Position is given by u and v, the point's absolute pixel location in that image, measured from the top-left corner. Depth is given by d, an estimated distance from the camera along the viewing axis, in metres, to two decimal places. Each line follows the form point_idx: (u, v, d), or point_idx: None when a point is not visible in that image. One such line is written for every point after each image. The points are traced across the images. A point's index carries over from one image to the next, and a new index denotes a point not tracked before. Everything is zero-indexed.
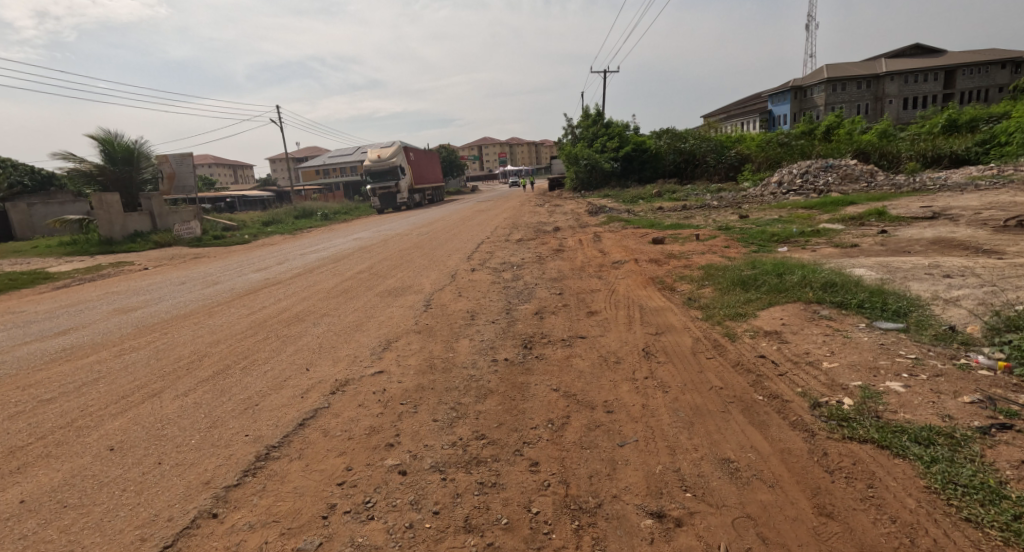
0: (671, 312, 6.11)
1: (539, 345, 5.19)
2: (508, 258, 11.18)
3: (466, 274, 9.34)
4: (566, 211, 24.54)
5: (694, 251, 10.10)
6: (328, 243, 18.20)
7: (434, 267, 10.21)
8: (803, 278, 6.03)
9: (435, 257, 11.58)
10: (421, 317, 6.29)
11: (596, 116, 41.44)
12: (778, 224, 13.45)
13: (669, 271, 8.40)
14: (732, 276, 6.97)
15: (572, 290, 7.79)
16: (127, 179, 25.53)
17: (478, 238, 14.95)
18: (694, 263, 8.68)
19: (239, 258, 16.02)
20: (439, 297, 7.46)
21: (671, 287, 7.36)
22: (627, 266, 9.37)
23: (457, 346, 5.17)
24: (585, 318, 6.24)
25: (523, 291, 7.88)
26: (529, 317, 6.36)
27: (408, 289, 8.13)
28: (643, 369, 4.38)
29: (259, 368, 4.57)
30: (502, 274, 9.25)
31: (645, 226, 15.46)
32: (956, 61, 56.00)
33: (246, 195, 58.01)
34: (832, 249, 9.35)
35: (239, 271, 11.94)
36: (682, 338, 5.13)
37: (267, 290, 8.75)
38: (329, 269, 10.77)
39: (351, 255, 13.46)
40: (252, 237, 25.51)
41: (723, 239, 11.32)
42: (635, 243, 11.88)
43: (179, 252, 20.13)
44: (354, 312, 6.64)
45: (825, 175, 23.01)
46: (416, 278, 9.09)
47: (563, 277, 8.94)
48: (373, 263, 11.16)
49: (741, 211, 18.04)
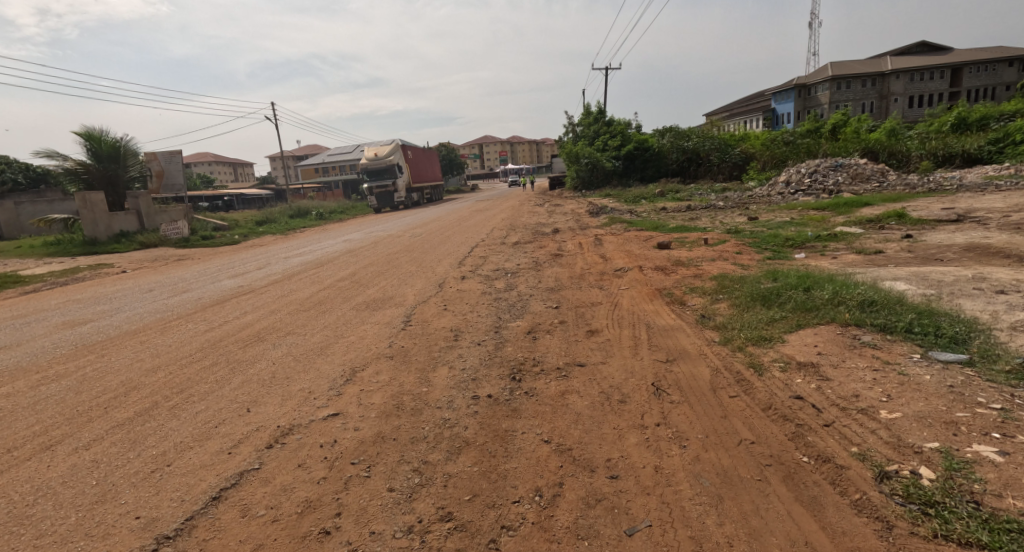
0: (683, 334, 5.34)
1: (528, 376, 4.41)
2: (503, 264, 10.40)
3: (455, 283, 8.55)
4: (566, 211, 23.71)
5: (703, 257, 9.34)
6: (317, 245, 17.42)
7: (421, 274, 9.43)
8: (835, 293, 5.24)
9: (424, 263, 10.79)
10: (397, 338, 5.51)
11: (597, 114, 40.69)
12: (790, 227, 12.71)
13: (677, 280, 7.63)
14: (751, 290, 6.19)
15: (569, 303, 7.02)
16: (114, 177, 24.78)
17: (473, 241, 14.18)
18: (705, 272, 7.91)
19: (222, 261, 15.25)
20: (421, 312, 6.67)
21: (681, 301, 6.58)
22: (631, 274, 8.59)
23: (433, 378, 4.39)
24: (584, 339, 5.45)
25: (515, 304, 7.10)
26: (520, 338, 5.58)
27: (388, 301, 7.35)
28: (653, 412, 3.61)
29: (189, 407, 3.79)
30: (495, 283, 8.48)
31: (649, 228, 14.71)
32: (962, 59, 55.14)
33: (243, 194, 57.21)
34: (854, 256, 8.62)
35: (215, 276, 11.15)
36: (699, 369, 4.35)
37: (236, 301, 7.97)
38: (309, 276, 9.97)
39: (337, 258, 12.64)
40: (242, 237, 24.77)
41: (733, 244, 10.58)
42: (639, 248, 11.11)
43: (163, 254, 19.41)
44: (323, 330, 5.87)
45: (835, 175, 22.24)
46: (399, 288, 8.30)
47: (561, 287, 8.15)
48: (357, 269, 10.40)
49: (749, 212, 17.26)
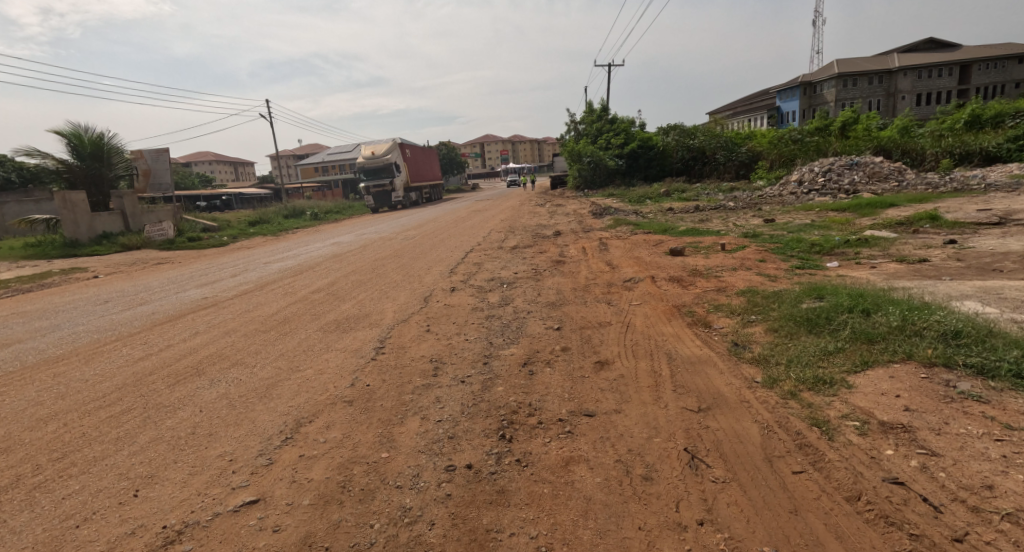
0: (713, 369, 4.35)
1: (522, 435, 3.41)
2: (499, 272, 9.43)
3: (443, 296, 7.55)
4: (568, 211, 22.76)
5: (722, 267, 8.33)
6: (304, 249, 16.37)
7: (406, 285, 8.43)
8: (903, 318, 4.21)
9: (412, 270, 9.80)
10: (363, 374, 4.48)
11: (601, 111, 39.65)
12: (811, 231, 11.71)
13: (697, 295, 6.63)
14: (790, 311, 5.17)
15: (573, 324, 5.99)
16: (98, 176, 23.84)
17: (468, 245, 13.20)
18: (729, 285, 6.93)
19: (201, 266, 14.28)
20: (399, 334, 5.67)
21: (706, 324, 5.58)
22: (643, 286, 7.57)
23: (398, 437, 3.37)
24: (592, 376, 4.44)
25: (511, 324, 6.09)
26: (513, 372, 4.56)
27: (363, 320, 6.34)
28: (693, 504, 2.62)
29: (56, 487, 2.77)
30: (489, 297, 7.51)
31: (659, 231, 13.72)
32: (971, 56, 54.07)
33: (240, 194, 56.26)
34: (895, 265, 7.62)
35: (182, 285, 10.11)
36: (743, 423, 3.36)
37: (193, 316, 6.95)
38: (283, 286, 8.96)
39: (320, 264, 11.66)
40: (230, 239, 23.84)
41: (754, 250, 9.58)
42: (649, 254, 10.15)
43: (144, 257, 18.54)
44: (277, 360, 4.88)
45: (851, 173, 21.21)
46: (379, 302, 7.29)
47: (564, 302, 7.13)
48: (338, 278, 9.40)
49: (764, 214, 16.30)
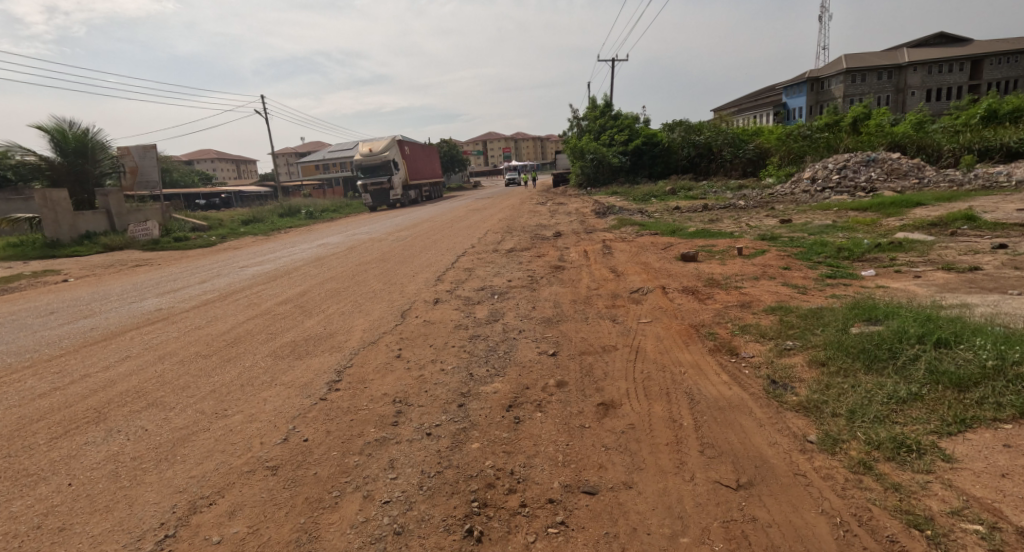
0: (748, 419, 3.38)
1: (498, 532, 2.48)
2: (491, 280, 8.51)
3: (423, 311, 6.61)
4: (570, 210, 21.82)
5: (741, 275, 7.39)
6: (288, 250, 15.42)
7: (385, 296, 7.52)
8: (1002, 357, 3.24)
9: (394, 277, 8.88)
10: (303, 422, 3.53)
11: (605, 106, 38.64)
12: (835, 232, 10.75)
13: (716, 311, 5.66)
14: (839, 337, 4.20)
15: (571, 348, 5.06)
16: (82, 174, 22.99)
17: (461, 248, 12.25)
18: (753, 298, 6.01)
19: (176, 269, 13.38)
20: (362, 363, 4.73)
21: (732, 350, 4.61)
22: (652, 299, 6.62)
23: (326, 535, 2.44)
24: (594, 426, 3.50)
25: (498, 348, 5.15)
26: (495, 419, 3.62)
27: (325, 341, 5.39)
28: None
29: None
30: (477, 311, 6.59)
31: (667, 232, 12.77)
32: (982, 50, 52.84)
33: (238, 192, 55.48)
34: (943, 274, 6.67)
35: (142, 294, 9.16)
36: (805, 514, 2.41)
37: (133, 333, 6.00)
38: (250, 296, 8.02)
39: (299, 269, 10.72)
40: (219, 239, 22.93)
41: (774, 255, 8.62)
42: (657, 259, 9.21)
43: (125, 258, 17.69)
44: (203, 399, 3.91)
45: (867, 171, 20.20)
46: (348, 318, 6.34)
47: (562, 318, 6.18)
48: (312, 286, 8.48)
49: (779, 213, 15.31)
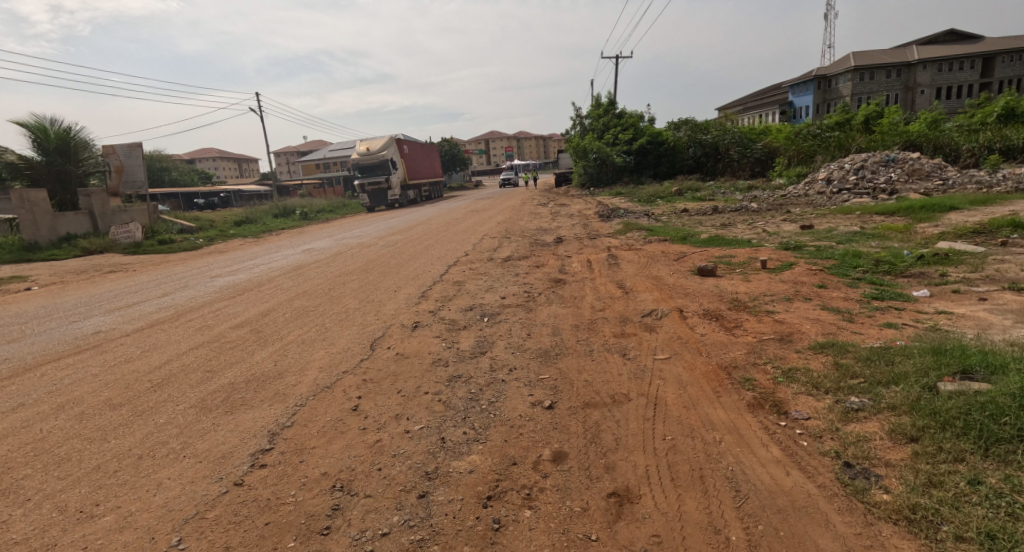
0: (826, 536, 2.36)
1: None
2: (483, 298, 7.52)
3: (397, 340, 5.60)
4: (572, 212, 20.85)
5: (771, 295, 6.37)
6: (270, 256, 14.48)
7: (357, 318, 6.51)
8: None
9: (373, 293, 7.89)
10: (196, 533, 2.51)
11: (608, 104, 37.63)
12: (866, 241, 9.73)
13: (750, 347, 4.65)
14: (927, 398, 3.16)
15: (573, 399, 4.03)
16: (64, 173, 22.17)
17: (453, 256, 11.28)
18: (792, 329, 4.98)
19: (146, 277, 12.38)
20: (306, 421, 3.69)
21: (779, 406, 3.59)
22: (669, 326, 5.60)
23: None
24: (604, 541, 2.48)
25: (480, 397, 4.13)
26: (466, 526, 2.61)
27: (270, 384, 4.38)
28: None
29: None
30: (461, 341, 5.57)
31: (677, 239, 11.74)
32: (994, 48, 51.63)
33: (236, 191, 54.63)
34: (1013, 297, 5.65)
35: (90, 309, 8.13)
36: None
37: (47, 368, 4.98)
38: (206, 316, 7.00)
39: (273, 281, 9.70)
40: (206, 242, 21.94)
41: (804, 269, 7.60)
42: (670, 272, 8.21)
43: (103, 263, 16.74)
44: (71, 484, 2.88)
45: (886, 171, 19.09)
46: (308, 349, 5.34)
47: (561, 350, 5.17)
48: (278, 304, 7.50)
49: (797, 218, 14.31)
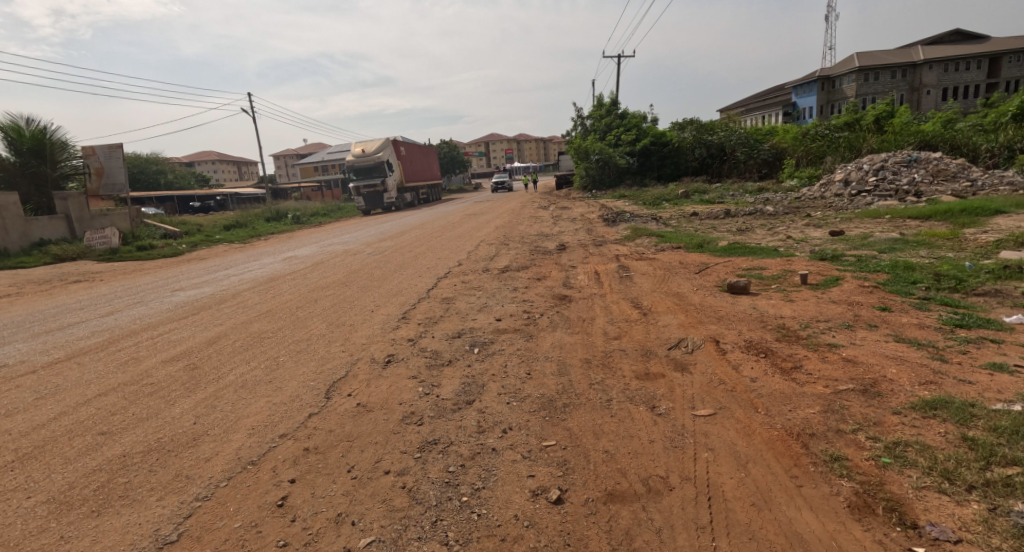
0: None
1: None
2: (474, 320, 6.35)
3: (363, 383, 4.42)
4: (575, 216, 19.72)
5: (827, 322, 5.19)
6: (247, 265, 13.33)
7: (319, 349, 5.33)
8: None
9: (348, 314, 6.74)
10: None
11: (610, 105, 36.51)
12: (912, 250, 8.54)
13: (824, 402, 3.46)
14: None
15: (591, 492, 2.87)
16: (40, 176, 21.13)
17: (445, 267, 10.10)
18: (871, 375, 3.79)
19: (107, 289, 11.21)
20: (199, 534, 2.51)
21: (899, 513, 2.43)
22: (705, 367, 4.42)
23: None
24: None
25: (461, 486, 2.95)
26: None
27: (173, 457, 3.16)
28: None
29: None
30: (441, 386, 4.38)
31: (694, 247, 10.57)
32: (1001, 47, 50.49)
33: (231, 193, 53.45)
34: None
35: (16, 332, 6.94)
36: None
37: None
38: (141, 344, 5.79)
39: (239, 296, 8.50)
40: (188, 248, 20.76)
41: (855, 285, 6.44)
42: (695, 288, 7.03)
43: (72, 271, 15.62)
44: None
45: (909, 172, 17.89)
46: (247, 395, 4.16)
47: (570, 402, 4.00)
48: (231, 328, 6.31)
49: (821, 223, 13.12)
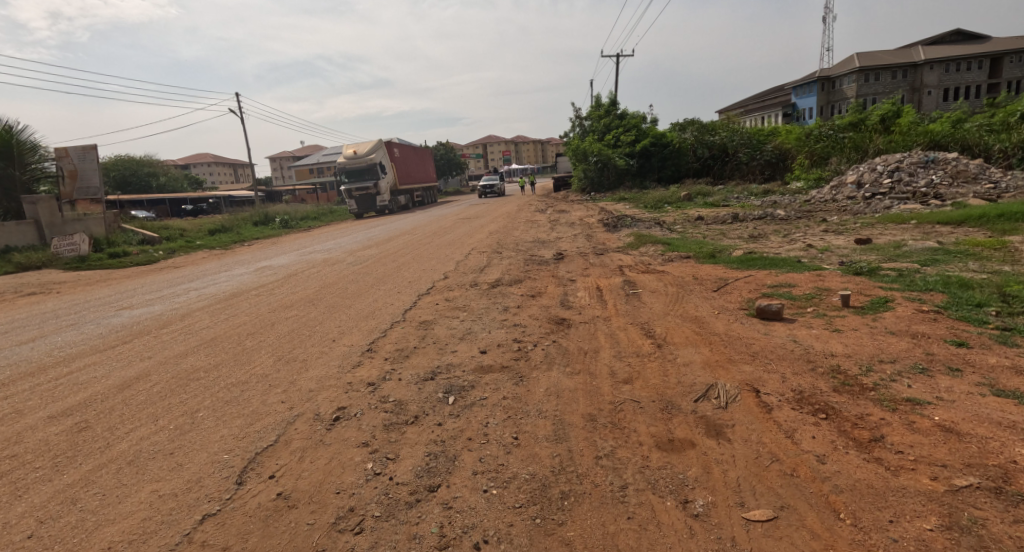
0: None
1: None
2: (453, 353, 5.22)
3: (293, 457, 3.31)
4: (573, 220, 18.66)
5: (896, 364, 4.08)
6: (217, 276, 12.20)
7: (253, 399, 4.20)
8: None
9: (303, 345, 5.61)
10: None
11: (608, 105, 35.44)
12: (959, 263, 7.46)
13: (943, 512, 2.37)
14: None
15: None
16: (7, 179, 19.95)
17: (428, 281, 9.01)
18: (996, 461, 2.67)
19: (52, 305, 10.03)
20: None
21: None
22: (749, 433, 3.31)
23: None
24: None
25: None
26: None
27: None
28: None
29: None
30: (396, 463, 3.24)
31: (706, 257, 9.46)
32: (1002, 47, 49.62)
33: (223, 197, 52.21)
34: None
35: None
36: None
37: None
38: (40, 388, 4.68)
39: (189, 318, 7.38)
40: (165, 255, 19.59)
41: (911, 310, 5.36)
42: (718, 311, 5.93)
43: (33, 281, 14.46)
44: None
45: (926, 173, 16.82)
46: (128, 482, 3.02)
47: (571, 493, 2.88)
48: (155, 365, 5.18)
49: (840, 229, 12.03)
